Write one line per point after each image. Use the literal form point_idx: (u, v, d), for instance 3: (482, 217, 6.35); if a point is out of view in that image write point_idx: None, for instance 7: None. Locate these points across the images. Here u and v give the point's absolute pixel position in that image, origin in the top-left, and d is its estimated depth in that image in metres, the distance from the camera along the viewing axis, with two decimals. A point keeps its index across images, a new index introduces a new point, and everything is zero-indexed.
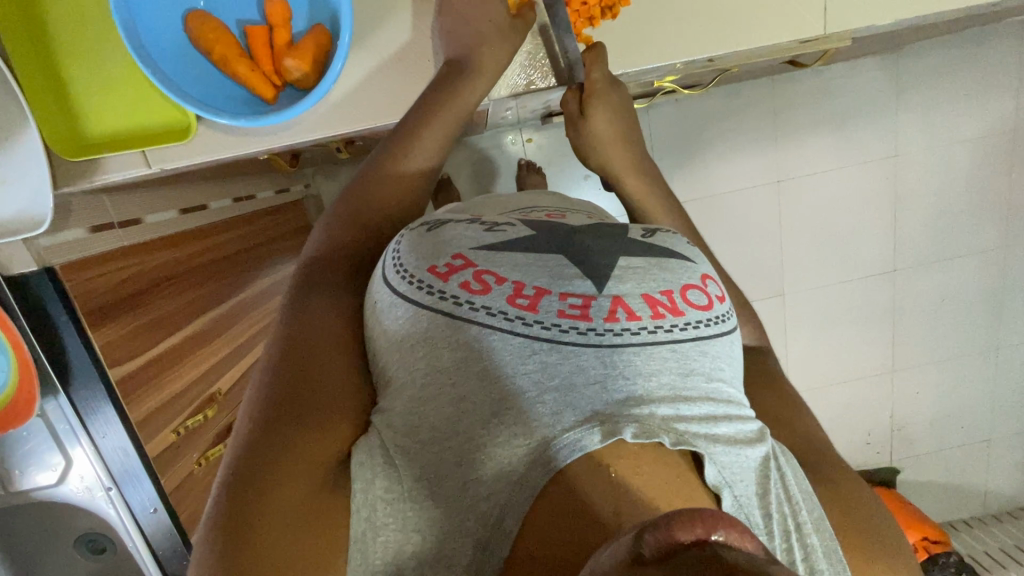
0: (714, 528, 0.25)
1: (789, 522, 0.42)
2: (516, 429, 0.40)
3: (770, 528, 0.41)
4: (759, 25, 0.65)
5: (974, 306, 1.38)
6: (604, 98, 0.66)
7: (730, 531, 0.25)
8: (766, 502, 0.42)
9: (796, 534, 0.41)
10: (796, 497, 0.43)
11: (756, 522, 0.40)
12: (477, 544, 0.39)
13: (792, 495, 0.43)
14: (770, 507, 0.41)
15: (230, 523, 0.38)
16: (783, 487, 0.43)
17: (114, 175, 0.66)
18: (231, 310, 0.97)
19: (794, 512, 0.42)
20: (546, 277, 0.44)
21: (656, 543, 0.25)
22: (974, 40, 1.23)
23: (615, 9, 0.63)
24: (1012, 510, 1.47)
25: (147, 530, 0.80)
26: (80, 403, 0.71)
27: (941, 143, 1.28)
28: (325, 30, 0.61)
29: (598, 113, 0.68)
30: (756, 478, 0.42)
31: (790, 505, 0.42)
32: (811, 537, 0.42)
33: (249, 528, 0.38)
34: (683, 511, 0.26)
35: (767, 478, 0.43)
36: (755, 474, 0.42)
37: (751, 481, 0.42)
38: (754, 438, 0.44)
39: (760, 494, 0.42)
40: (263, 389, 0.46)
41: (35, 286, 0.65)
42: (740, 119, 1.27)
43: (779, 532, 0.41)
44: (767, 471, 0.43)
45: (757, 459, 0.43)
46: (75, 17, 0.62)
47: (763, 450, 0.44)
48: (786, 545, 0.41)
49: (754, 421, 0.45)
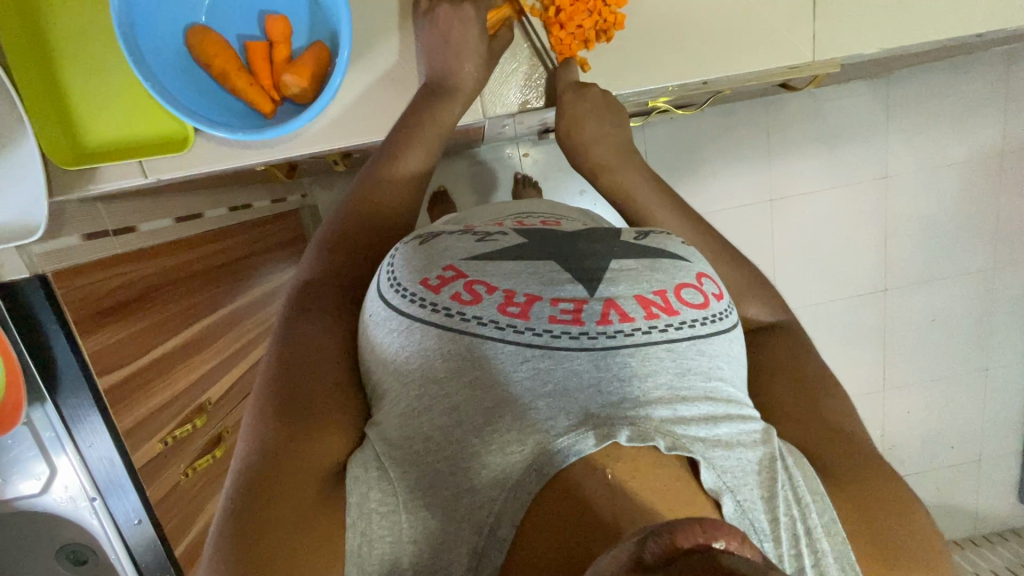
0: (716, 536, 0.26)
1: (799, 527, 0.41)
2: (509, 435, 0.40)
3: (778, 534, 0.41)
4: (751, 50, 0.67)
5: (962, 327, 1.39)
6: (570, 113, 0.66)
7: (733, 541, 0.26)
8: (773, 507, 0.41)
9: (805, 539, 0.41)
10: (806, 500, 0.43)
11: (761, 528, 0.40)
12: (473, 552, 0.39)
13: (802, 497, 0.43)
14: (778, 512, 0.41)
15: (242, 535, 0.40)
16: (791, 489, 0.43)
17: (109, 183, 0.66)
18: (223, 320, 0.97)
19: (804, 516, 0.42)
20: (537, 284, 0.45)
21: (659, 549, 0.26)
22: (960, 66, 1.26)
23: (609, 33, 0.64)
24: (1005, 533, 1.46)
25: (129, 542, 0.78)
26: (66, 411, 0.70)
27: (930, 164, 1.31)
28: (324, 47, 0.62)
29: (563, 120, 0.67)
30: (761, 481, 0.42)
31: (798, 508, 0.42)
32: (822, 542, 0.42)
33: (261, 534, 0.40)
34: (686, 521, 0.27)
35: (773, 479, 0.42)
36: (758, 476, 0.42)
37: (755, 485, 0.42)
38: (756, 440, 0.44)
39: (766, 497, 0.42)
40: (263, 402, 0.47)
41: (26, 290, 0.64)
42: (733, 138, 1.29)
43: (787, 538, 0.41)
44: (772, 472, 0.43)
45: (758, 460, 0.43)
46: (76, 30, 0.62)
47: (764, 451, 0.44)
48: (795, 551, 0.41)
49: (756, 422, 0.46)
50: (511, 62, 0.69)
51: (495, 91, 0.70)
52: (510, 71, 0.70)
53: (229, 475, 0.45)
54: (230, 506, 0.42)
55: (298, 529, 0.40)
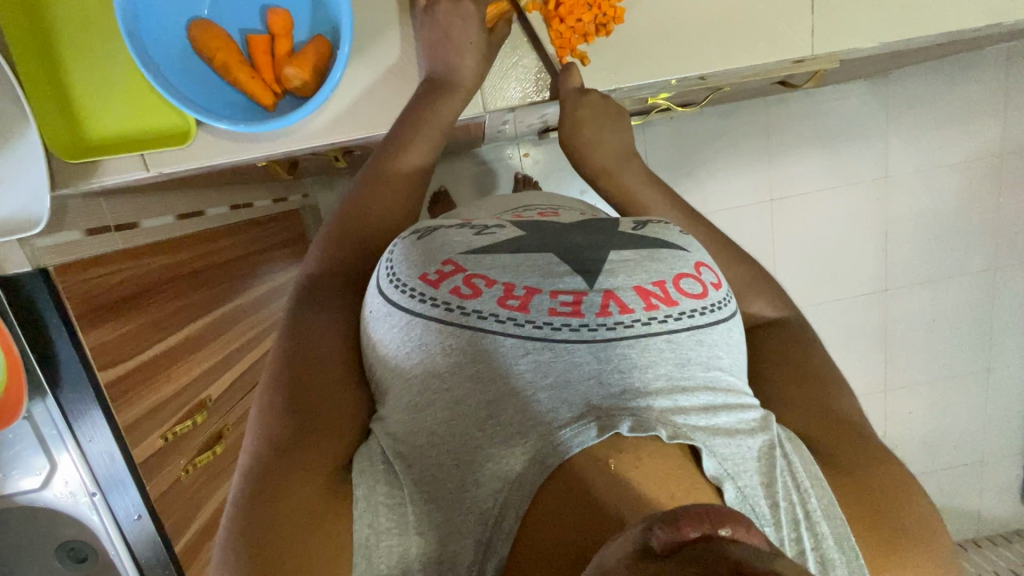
0: (720, 524, 0.26)
1: (798, 511, 0.41)
2: (512, 427, 0.40)
3: (778, 518, 0.40)
4: (749, 45, 0.67)
5: (962, 327, 1.39)
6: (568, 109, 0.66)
7: (738, 528, 0.26)
8: (773, 493, 0.41)
9: (805, 523, 0.41)
10: (804, 485, 0.43)
11: (762, 513, 0.40)
12: (479, 542, 0.39)
13: (800, 483, 0.43)
14: (778, 497, 0.41)
15: (246, 529, 0.39)
16: (790, 474, 0.43)
17: (110, 177, 0.66)
18: (224, 318, 0.97)
19: (803, 500, 0.42)
20: (536, 276, 0.45)
21: (664, 537, 0.26)
22: (960, 66, 1.27)
23: (608, 27, 0.65)
24: (1007, 535, 1.46)
25: (130, 539, 0.78)
26: (67, 406, 0.70)
27: (931, 164, 1.31)
28: (326, 40, 0.62)
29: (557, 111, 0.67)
30: (760, 467, 0.42)
31: (798, 492, 0.42)
32: (821, 525, 0.42)
33: (272, 528, 0.39)
34: (691, 509, 0.27)
35: (771, 466, 0.43)
36: (758, 462, 0.42)
37: (755, 471, 0.42)
38: (755, 427, 0.44)
39: (766, 483, 0.42)
40: (267, 397, 0.47)
41: (29, 285, 0.64)
42: (733, 138, 1.29)
43: (787, 522, 0.41)
44: (771, 459, 0.43)
45: (758, 448, 0.43)
46: (79, 22, 0.62)
47: (764, 438, 0.44)
48: (796, 535, 0.40)
49: (754, 409, 0.46)
50: (513, 56, 0.69)
51: (497, 85, 0.70)
52: (512, 65, 0.70)
53: (236, 471, 0.44)
54: (237, 501, 0.42)
55: (304, 518, 0.39)
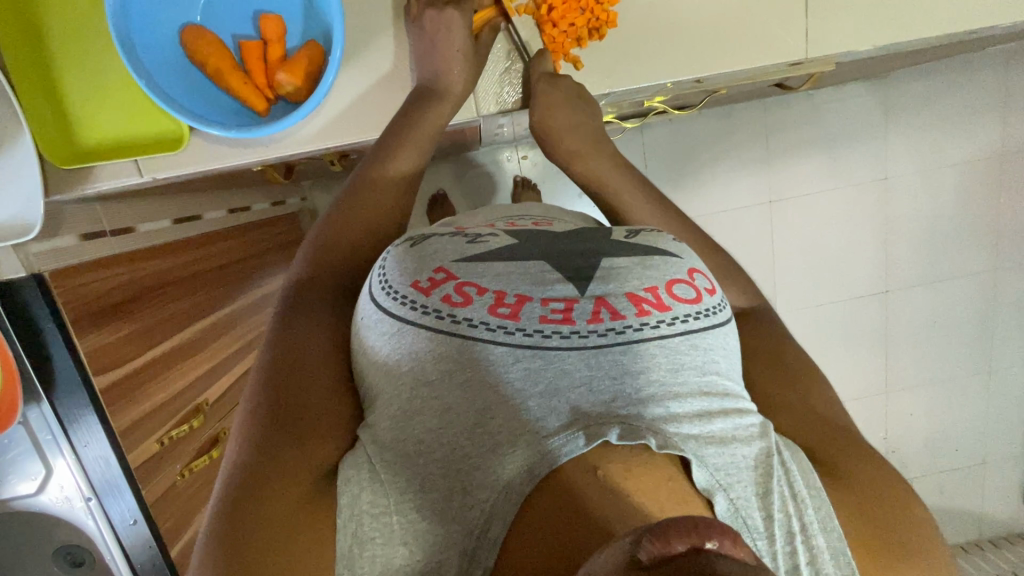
0: (708, 537, 0.26)
1: (794, 523, 0.41)
2: (501, 435, 0.40)
3: (771, 531, 0.40)
4: (743, 48, 0.67)
5: (964, 329, 1.38)
6: (561, 115, 0.66)
7: (726, 542, 0.26)
8: (767, 504, 0.41)
9: (801, 536, 0.41)
10: (802, 495, 0.43)
11: (754, 526, 0.40)
12: (464, 555, 0.39)
13: (798, 493, 0.42)
14: (773, 508, 0.41)
15: (226, 537, 0.39)
16: (787, 485, 0.43)
17: (105, 183, 0.66)
18: (221, 322, 0.97)
19: (801, 511, 0.42)
20: (527, 284, 0.44)
21: (653, 549, 0.26)
22: (960, 66, 1.26)
23: (602, 31, 0.64)
24: (1010, 537, 1.45)
25: (126, 543, 0.78)
26: (62, 411, 0.70)
27: (931, 165, 1.30)
28: (318, 45, 0.62)
29: (542, 115, 0.67)
30: (756, 477, 0.42)
31: (795, 502, 0.42)
32: (817, 538, 0.41)
33: (248, 535, 0.39)
34: (680, 521, 0.27)
35: (767, 475, 0.42)
36: (755, 471, 0.42)
37: (750, 481, 0.42)
38: (753, 434, 0.44)
39: (761, 494, 0.41)
40: (255, 402, 0.47)
41: (23, 291, 0.64)
42: (732, 140, 1.28)
43: (782, 535, 0.40)
44: (768, 468, 0.43)
45: (753, 457, 0.43)
46: (73, 30, 0.63)
47: (761, 446, 0.43)
48: (790, 549, 0.40)
49: (753, 414, 0.45)
50: (507, 61, 0.70)
51: (492, 90, 0.71)
52: (506, 69, 0.70)
53: (221, 475, 0.44)
54: (221, 506, 0.41)
55: (282, 524, 0.39)
